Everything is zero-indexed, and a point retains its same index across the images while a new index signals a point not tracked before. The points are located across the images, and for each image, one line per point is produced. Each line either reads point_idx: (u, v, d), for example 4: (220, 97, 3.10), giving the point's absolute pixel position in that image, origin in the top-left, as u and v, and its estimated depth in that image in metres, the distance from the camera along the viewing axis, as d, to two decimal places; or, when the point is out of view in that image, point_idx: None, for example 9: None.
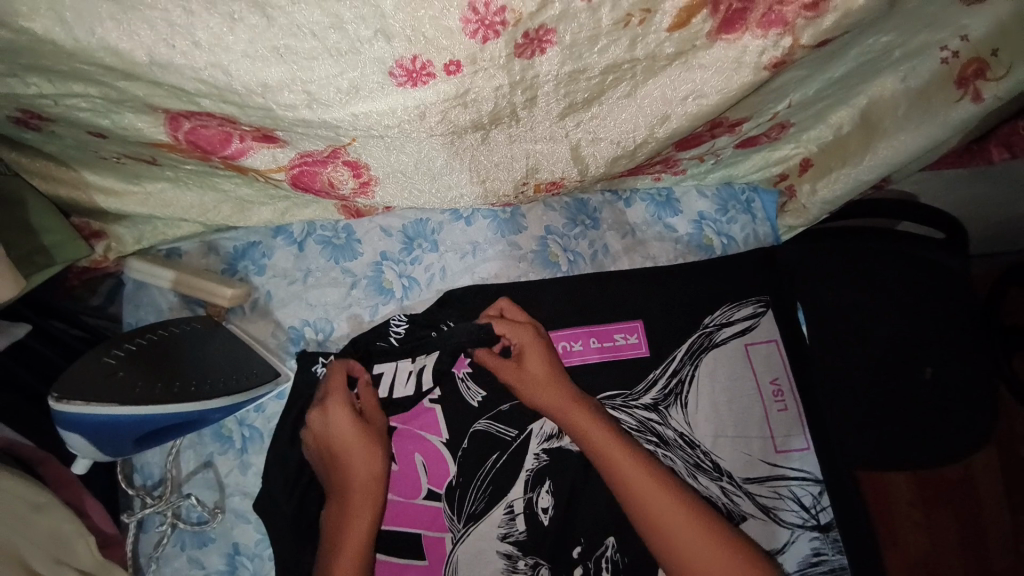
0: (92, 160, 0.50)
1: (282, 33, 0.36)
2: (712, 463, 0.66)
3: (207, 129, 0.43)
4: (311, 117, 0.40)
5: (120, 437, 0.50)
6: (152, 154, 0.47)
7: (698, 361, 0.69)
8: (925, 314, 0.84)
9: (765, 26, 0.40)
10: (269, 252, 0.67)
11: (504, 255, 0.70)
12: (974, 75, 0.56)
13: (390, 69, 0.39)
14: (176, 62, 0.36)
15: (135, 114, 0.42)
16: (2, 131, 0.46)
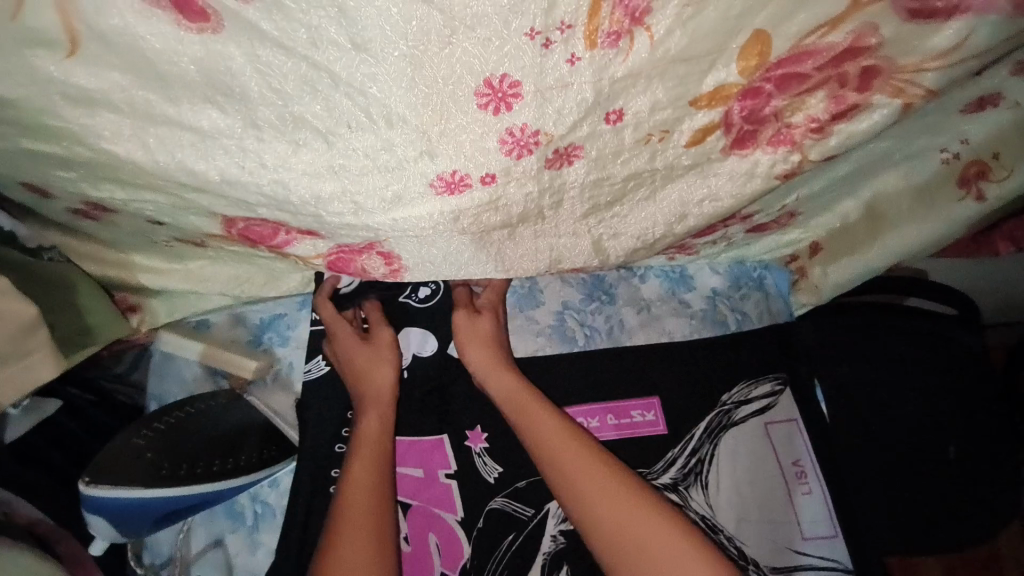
0: (142, 245, 0.53)
1: (339, 155, 0.40)
2: (736, 550, 0.64)
3: (259, 227, 0.46)
4: (356, 222, 0.44)
5: (141, 520, 0.52)
6: (201, 241, 0.51)
7: (717, 441, 0.69)
8: (945, 392, 0.85)
9: (775, 144, 0.45)
10: (294, 324, 0.68)
11: (523, 328, 0.72)
12: (977, 176, 0.60)
13: (431, 181, 0.42)
14: (243, 179, 0.41)
15: (195, 217, 0.45)
16: (62, 221, 0.49)
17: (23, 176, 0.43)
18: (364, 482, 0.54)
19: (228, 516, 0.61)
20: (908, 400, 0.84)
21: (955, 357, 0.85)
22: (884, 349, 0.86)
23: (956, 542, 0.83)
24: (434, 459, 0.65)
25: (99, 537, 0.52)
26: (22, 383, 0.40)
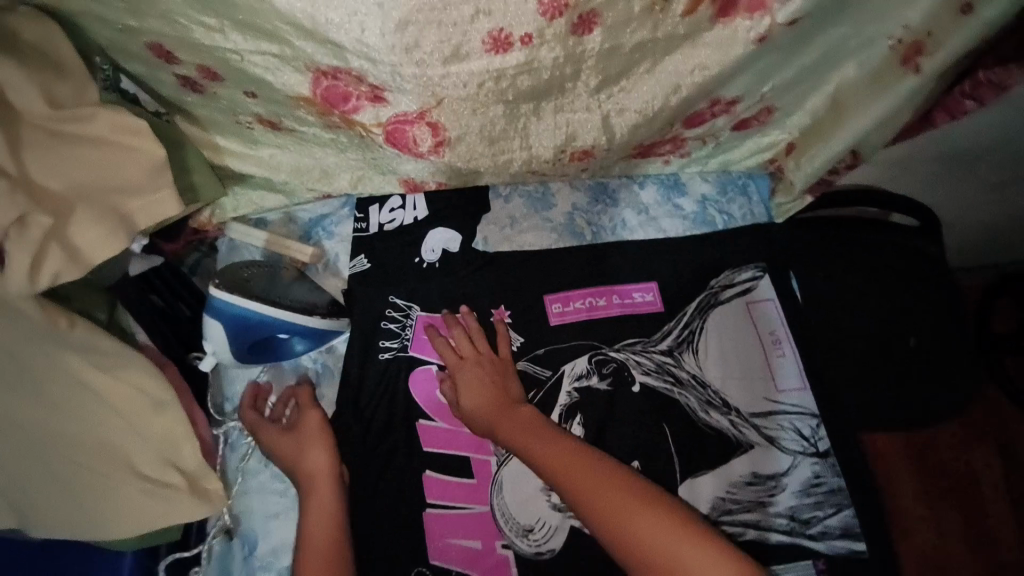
0: (228, 127, 0.65)
1: (409, 10, 0.48)
2: (721, 400, 0.76)
3: (337, 87, 0.56)
4: (412, 72, 0.52)
5: (242, 330, 0.70)
6: (282, 114, 0.61)
7: (706, 316, 0.80)
8: (908, 291, 0.97)
9: (752, 9, 0.54)
10: (339, 221, 0.79)
11: (538, 226, 0.83)
12: (915, 53, 0.67)
13: (482, 38, 0.51)
14: (335, 28, 0.49)
15: (278, 74, 0.55)
16: (172, 96, 0.61)
17: (158, 35, 0.54)
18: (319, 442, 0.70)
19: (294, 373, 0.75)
20: (870, 295, 0.97)
21: (915, 261, 0.97)
22: (855, 254, 0.97)
23: (915, 419, 0.97)
24: None
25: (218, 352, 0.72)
26: (152, 212, 0.55)
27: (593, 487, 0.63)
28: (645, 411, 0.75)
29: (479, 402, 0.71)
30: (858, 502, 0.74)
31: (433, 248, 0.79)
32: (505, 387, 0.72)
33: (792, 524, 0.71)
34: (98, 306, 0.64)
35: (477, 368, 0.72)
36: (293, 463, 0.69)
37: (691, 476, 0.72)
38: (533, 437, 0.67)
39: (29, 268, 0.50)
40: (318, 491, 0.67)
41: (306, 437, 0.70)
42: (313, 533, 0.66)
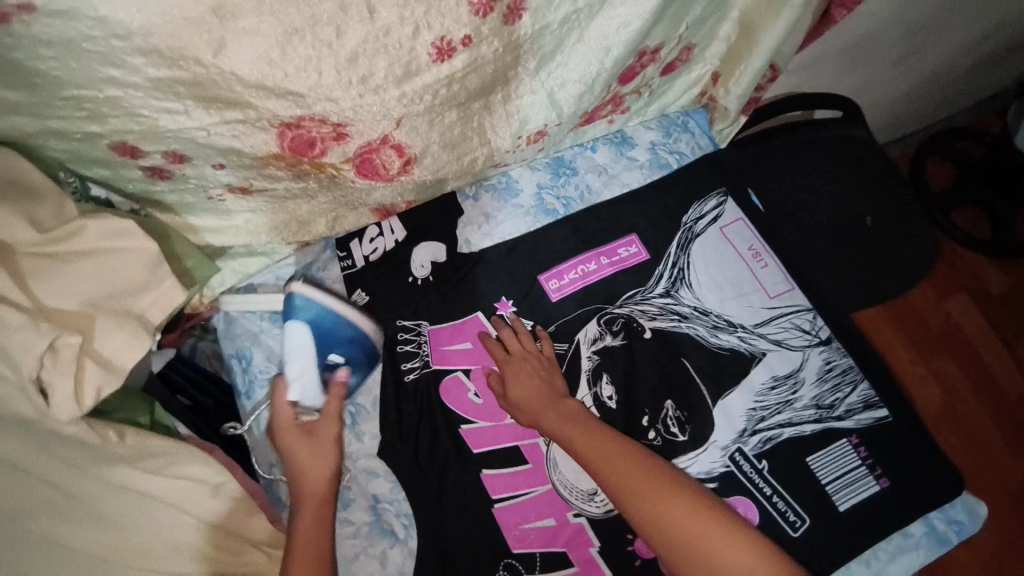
0: (200, 207, 0.66)
1: (355, 44, 0.51)
2: (726, 321, 0.81)
3: (301, 135, 0.57)
4: (371, 100, 0.55)
5: (329, 336, 0.68)
6: (252, 178, 0.62)
7: (689, 251, 0.85)
8: (853, 175, 1.05)
9: None
10: (324, 265, 0.80)
11: (513, 215, 0.86)
12: None
13: (427, 52, 0.54)
14: (291, 79, 0.51)
15: (241, 143, 0.56)
16: (139, 190, 0.62)
17: (121, 133, 0.54)
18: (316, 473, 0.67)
19: None
20: (821, 190, 1.04)
21: (851, 147, 1.05)
22: (798, 157, 1.05)
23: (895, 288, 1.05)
24: (476, 331, 0.79)
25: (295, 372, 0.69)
26: (163, 303, 0.59)
27: (630, 472, 0.66)
28: (661, 352, 0.79)
29: (527, 395, 0.73)
30: (868, 373, 0.80)
31: (420, 263, 0.81)
32: (553, 384, 0.74)
33: (820, 412, 0.77)
34: (139, 411, 0.68)
35: (523, 367, 0.75)
36: (296, 470, 0.68)
37: (721, 399, 0.77)
38: (574, 426, 0.70)
39: (75, 383, 0.55)
40: (313, 500, 0.66)
41: (317, 443, 0.68)
42: (300, 541, 0.64)
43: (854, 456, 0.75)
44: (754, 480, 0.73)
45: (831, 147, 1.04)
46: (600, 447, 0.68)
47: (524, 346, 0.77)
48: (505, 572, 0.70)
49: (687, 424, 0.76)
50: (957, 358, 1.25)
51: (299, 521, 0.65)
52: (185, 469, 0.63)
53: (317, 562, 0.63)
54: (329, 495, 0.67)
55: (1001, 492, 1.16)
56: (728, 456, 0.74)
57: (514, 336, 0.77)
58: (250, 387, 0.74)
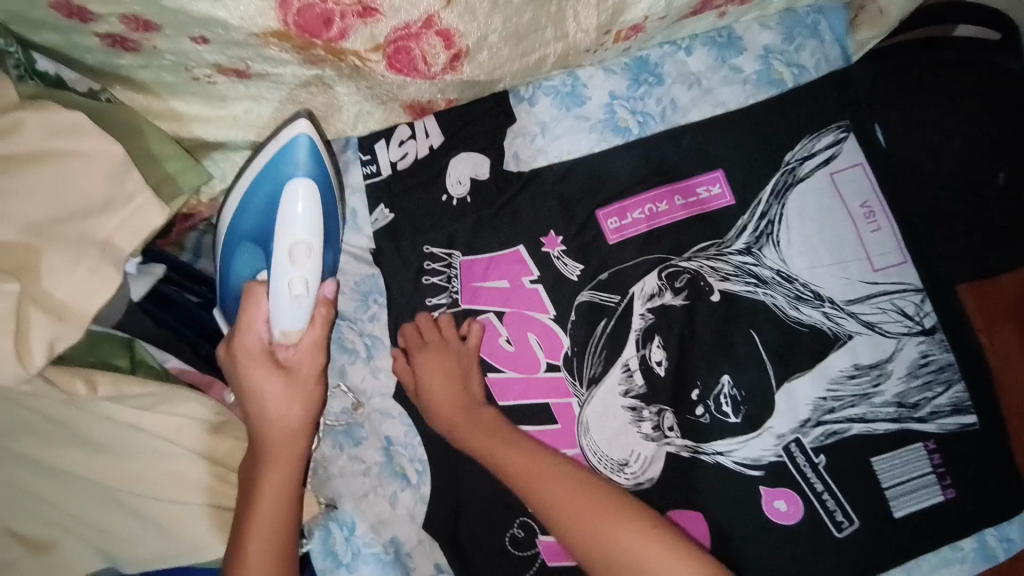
0: (186, 89, 0.53)
1: None
2: (812, 292, 0.68)
3: (313, 10, 0.43)
4: None
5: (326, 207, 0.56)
6: (250, 58, 0.48)
7: (785, 201, 0.69)
8: (1002, 117, 0.83)
9: None
10: (344, 168, 0.67)
11: (574, 129, 0.70)
12: None
13: None
14: None
15: (238, 10, 0.42)
16: (101, 64, 0.50)
17: None
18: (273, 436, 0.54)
19: (339, 349, 0.67)
20: (962, 131, 0.83)
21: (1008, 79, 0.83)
22: (939, 86, 0.83)
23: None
24: (515, 269, 0.67)
25: (292, 256, 0.54)
26: (132, 226, 0.51)
27: (565, 495, 0.55)
28: (727, 320, 0.68)
29: (440, 395, 0.63)
30: (967, 372, 0.69)
31: (456, 180, 0.67)
32: (468, 388, 0.64)
33: (901, 411, 0.67)
34: (114, 352, 0.59)
35: (438, 361, 0.64)
36: (259, 416, 0.54)
37: (787, 382, 0.67)
38: (496, 440, 0.60)
39: (46, 293, 0.48)
40: (280, 453, 0.54)
41: (292, 378, 0.55)
42: (263, 500, 0.52)
43: (925, 463, 0.66)
44: (806, 474, 0.66)
45: (980, 77, 0.83)
46: (526, 466, 0.57)
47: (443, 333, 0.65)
48: (520, 528, 0.65)
49: (742, 405, 0.67)
50: None
51: (262, 478, 0.53)
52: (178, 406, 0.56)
53: (283, 526, 0.52)
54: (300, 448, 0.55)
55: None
56: (783, 446, 0.66)
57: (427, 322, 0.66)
58: None
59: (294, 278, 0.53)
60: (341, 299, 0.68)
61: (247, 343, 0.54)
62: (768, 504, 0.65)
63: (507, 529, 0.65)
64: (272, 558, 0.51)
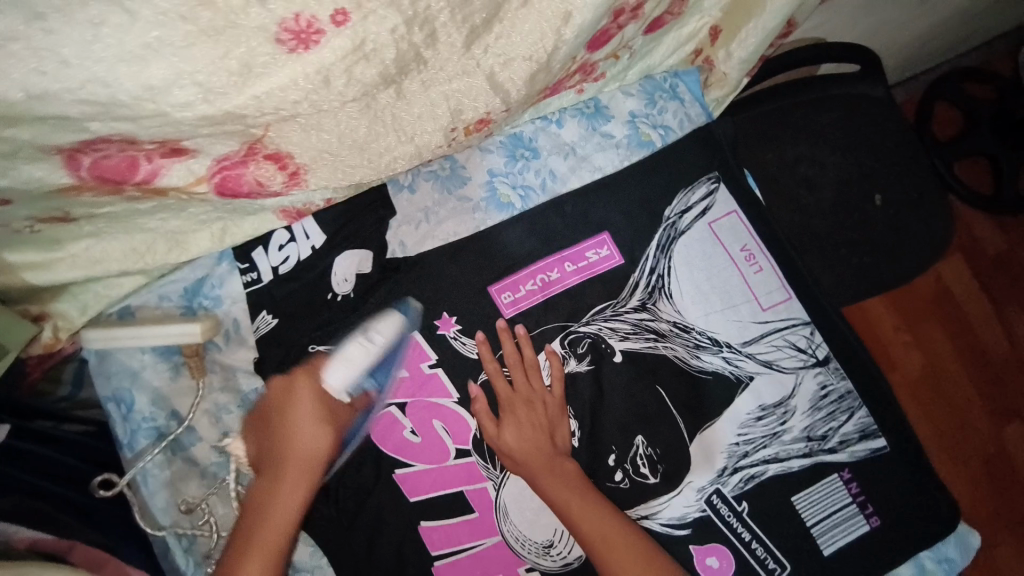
0: (9, 241, 0.51)
1: (149, 25, 0.37)
2: (710, 339, 0.69)
3: (110, 159, 0.45)
4: (211, 110, 0.42)
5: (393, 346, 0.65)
6: (67, 205, 0.48)
7: (671, 253, 0.71)
8: (863, 144, 0.90)
9: None
10: (220, 280, 0.65)
11: (457, 210, 0.71)
12: None
13: (276, 36, 0.40)
14: (52, 88, 0.37)
15: (31, 167, 0.43)
16: None
17: None
18: (288, 493, 0.60)
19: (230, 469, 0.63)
20: (827, 162, 0.89)
21: (865, 109, 0.90)
22: (802, 124, 0.89)
23: (908, 277, 0.92)
24: (412, 355, 0.66)
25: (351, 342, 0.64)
26: None
27: (584, 515, 0.61)
28: (633, 382, 0.68)
29: (523, 445, 0.64)
30: (867, 397, 0.70)
31: (343, 275, 0.67)
32: (553, 440, 0.66)
33: (810, 446, 0.67)
34: None
35: (520, 411, 0.66)
36: (289, 445, 0.62)
37: (699, 433, 0.67)
38: (543, 468, 0.64)
39: None
40: (299, 478, 0.61)
41: (328, 417, 0.63)
42: (267, 525, 0.59)
43: (844, 492, 0.66)
44: (732, 525, 0.65)
45: (840, 112, 0.89)
46: (569, 493, 0.62)
47: (513, 374, 0.67)
48: None
49: (661, 465, 0.66)
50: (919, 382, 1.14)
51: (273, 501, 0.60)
52: None
53: (275, 553, 0.58)
54: (314, 482, 0.62)
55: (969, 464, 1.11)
56: (705, 500, 0.65)
57: (517, 359, 0.67)
58: (133, 437, 0.62)
59: (376, 345, 0.64)
60: (230, 418, 0.64)
61: (298, 390, 0.63)
62: (699, 562, 0.64)
63: None
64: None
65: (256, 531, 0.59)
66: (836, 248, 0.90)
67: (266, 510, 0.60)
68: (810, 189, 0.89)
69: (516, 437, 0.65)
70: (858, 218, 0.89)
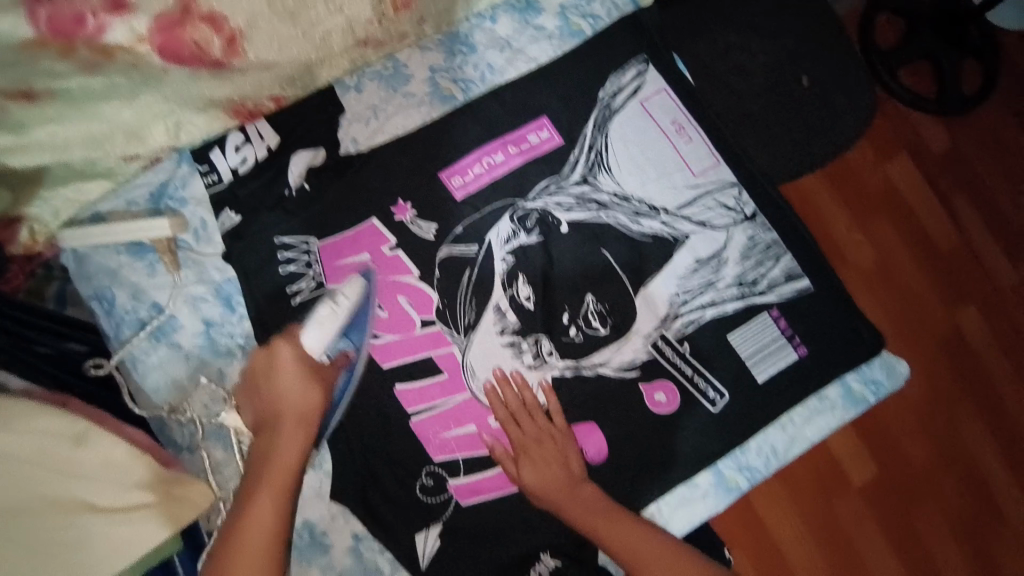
0: None
1: None
2: (648, 206, 0.75)
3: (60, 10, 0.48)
4: None
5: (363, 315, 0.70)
6: (28, 76, 0.52)
7: (607, 130, 0.77)
8: (789, 27, 0.95)
9: None
10: (183, 182, 0.70)
11: (403, 106, 0.75)
12: None
13: None
14: None
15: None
16: None
17: None
18: (288, 455, 0.60)
19: (211, 350, 0.69)
20: (757, 47, 0.94)
21: None
22: (731, 13, 0.94)
23: (839, 150, 0.98)
24: (374, 241, 0.72)
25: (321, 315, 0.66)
26: None
27: (634, 549, 0.65)
28: (579, 247, 0.74)
29: (539, 481, 0.69)
30: (793, 244, 0.77)
31: (294, 173, 0.72)
32: (568, 466, 0.70)
33: (743, 290, 0.75)
34: None
35: (536, 459, 0.70)
36: (279, 404, 0.63)
37: (643, 288, 0.74)
38: (569, 496, 0.68)
39: None
40: (295, 429, 0.62)
41: (311, 374, 0.64)
42: (273, 472, 0.59)
43: (773, 328, 0.74)
44: (675, 363, 0.73)
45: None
46: (603, 526, 0.67)
47: (521, 416, 0.71)
48: (429, 477, 0.71)
49: (610, 318, 0.73)
50: (877, 278, 1.09)
51: (274, 452, 0.61)
52: (32, 422, 0.56)
53: (286, 486, 0.59)
54: (294, 477, 0.60)
55: (925, 341, 1.08)
56: (650, 344, 0.73)
57: (523, 408, 0.71)
58: (119, 328, 0.68)
59: (344, 304, 0.67)
60: (207, 305, 0.69)
61: (280, 352, 0.64)
62: (648, 397, 0.72)
63: (417, 481, 0.71)
64: (269, 524, 0.56)
65: (260, 482, 0.59)
66: (774, 130, 0.95)
67: (269, 455, 0.61)
68: (743, 74, 0.94)
69: (533, 475, 0.69)
70: (790, 98, 0.95)
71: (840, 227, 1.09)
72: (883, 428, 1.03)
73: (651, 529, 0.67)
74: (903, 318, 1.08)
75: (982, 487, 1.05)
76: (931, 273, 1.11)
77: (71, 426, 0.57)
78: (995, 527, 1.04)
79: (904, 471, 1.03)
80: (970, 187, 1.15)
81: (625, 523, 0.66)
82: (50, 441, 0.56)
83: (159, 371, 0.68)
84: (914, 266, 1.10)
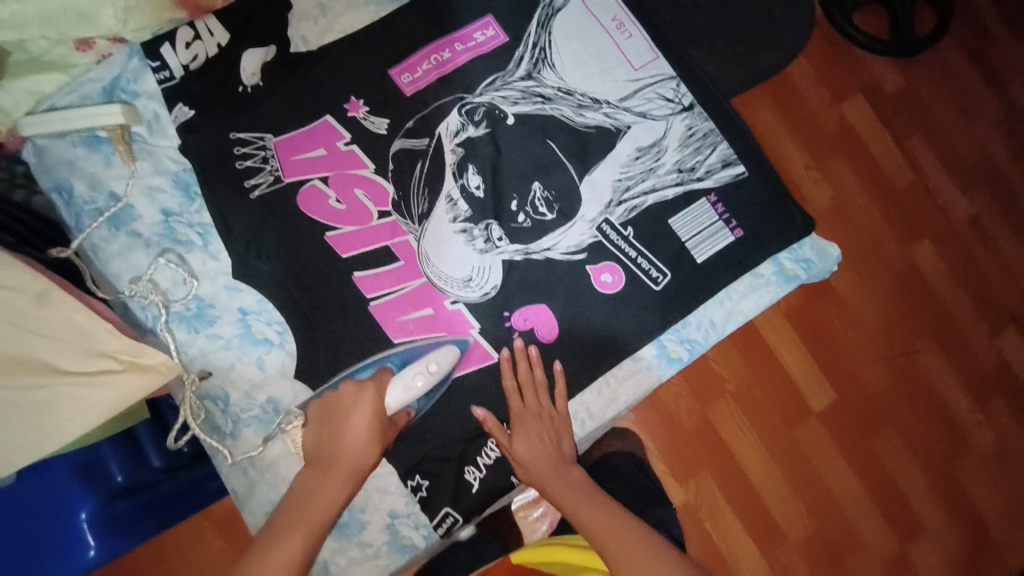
0: None
1: None
2: (591, 99, 0.79)
3: None
4: None
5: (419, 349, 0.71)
6: None
7: (550, 28, 0.80)
8: None
9: None
10: (134, 77, 0.72)
11: (351, 5, 0.77)
12: None
13: None
14: None
15: None
16: None
17: None
18: (329, 500, 0.61)
19: (171, 240, 0.71)
20: None
21: None
22: None
23: (785, 61, 1.02)
24: (327, 136, 0.74)
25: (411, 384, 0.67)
26: None
27: (597, 522, 0.65)
28: (526, 137, 0.77)
29: (530, 454, 0.70)
30: (729, 133, 0.81)
31: (245, 67, 0.74)
32: (559, 447, 0.72)
33: (682, 176, 0.79)
34: None
35: (534, 439, 0.71)
36: (338, 449, 0.63)
37: (587, 175, 0.77)
38: (556, 479, 0.70)
39: None
40: (345, 479, 0.62)
41: (380, 432, 0.65)
42: (305, 515, 0.59)
43: (711, 212, 0.79)
44: (621, 246, 0.76)
45: None
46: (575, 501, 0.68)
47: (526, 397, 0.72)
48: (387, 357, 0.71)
49: (557, 203, 0.76)
50: (836, 209, 1.05)
51: (316, 495, 0.61)
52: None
53: (317, 528, 0.59)
54: (326, 523, 0.60)
55: (885, 274, 1.05)
56: (596, 229, 0.76)
57: (530, 390, 0.72)
58: (78, 219, 0.70)
59: (435, 374, 0.68)
60: (165, 196, 0.72)
61: (362, 398, 0.65)
62: (595, 278, 0.76)
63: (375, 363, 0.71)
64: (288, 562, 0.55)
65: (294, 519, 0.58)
66: (720, 41, 0.98)
67: (307, 502, 0.60)
68: None
69: (524, 451, 0.70)
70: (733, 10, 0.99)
71: (796, 155, 1.04)
72: (840, 358, 1.01)
73: (623, 515, 0.66)
74: (863, 253, 1.04)
75: (948, 431, 1.04)
76: (893, 207, 1.07)
77: (34, 283, 0.59)
78: (957, 453, 1.03)
79: (863, 402, 1.01)
80: (925, 122, 1.11)
81: (597, 505, 0.67)
82: (13, 298, 0.58)
83: (121, 258, 0.70)
84: (872, 199, 1.06)
